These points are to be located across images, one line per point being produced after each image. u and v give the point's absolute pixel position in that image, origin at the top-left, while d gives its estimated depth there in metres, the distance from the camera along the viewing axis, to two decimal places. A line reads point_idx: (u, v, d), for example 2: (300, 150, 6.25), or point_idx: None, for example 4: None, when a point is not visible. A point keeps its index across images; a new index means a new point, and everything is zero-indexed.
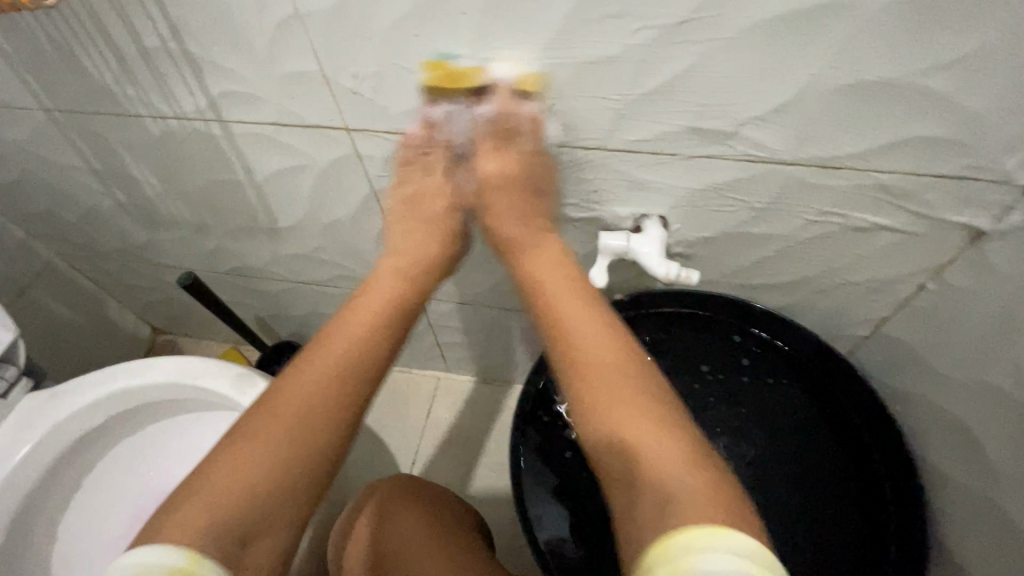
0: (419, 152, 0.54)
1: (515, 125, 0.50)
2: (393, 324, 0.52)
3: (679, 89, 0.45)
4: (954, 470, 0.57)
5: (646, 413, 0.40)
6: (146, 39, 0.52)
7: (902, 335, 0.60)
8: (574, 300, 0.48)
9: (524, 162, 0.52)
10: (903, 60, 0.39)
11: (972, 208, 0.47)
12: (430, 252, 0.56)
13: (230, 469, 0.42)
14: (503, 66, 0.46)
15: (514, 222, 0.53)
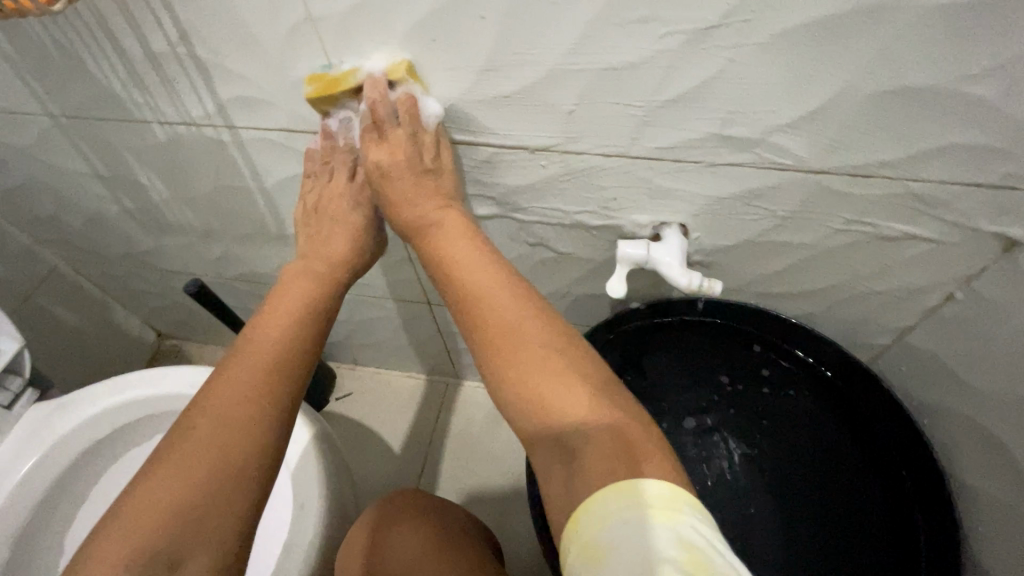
0: (322, 161, 0.56)
1: (387, 114, 0.48)
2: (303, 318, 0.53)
3: (704, 95, 0.43)
4: (988, 482, 0.56)
5: (558, 386, 0.40)
6: (154, 44, 0.51)
7: (928, 345, 0.59)
8: (483, 281, 0.46)
9: (406, 144, 0.49)
10: (945, 67, 0.38)
11: (1009, 218, 0.45)
12: (341, 252, 0.58)
13: (159, 481, 0.43)
14: (372, 62, 0.47)
15: (416, 202, 0.51)
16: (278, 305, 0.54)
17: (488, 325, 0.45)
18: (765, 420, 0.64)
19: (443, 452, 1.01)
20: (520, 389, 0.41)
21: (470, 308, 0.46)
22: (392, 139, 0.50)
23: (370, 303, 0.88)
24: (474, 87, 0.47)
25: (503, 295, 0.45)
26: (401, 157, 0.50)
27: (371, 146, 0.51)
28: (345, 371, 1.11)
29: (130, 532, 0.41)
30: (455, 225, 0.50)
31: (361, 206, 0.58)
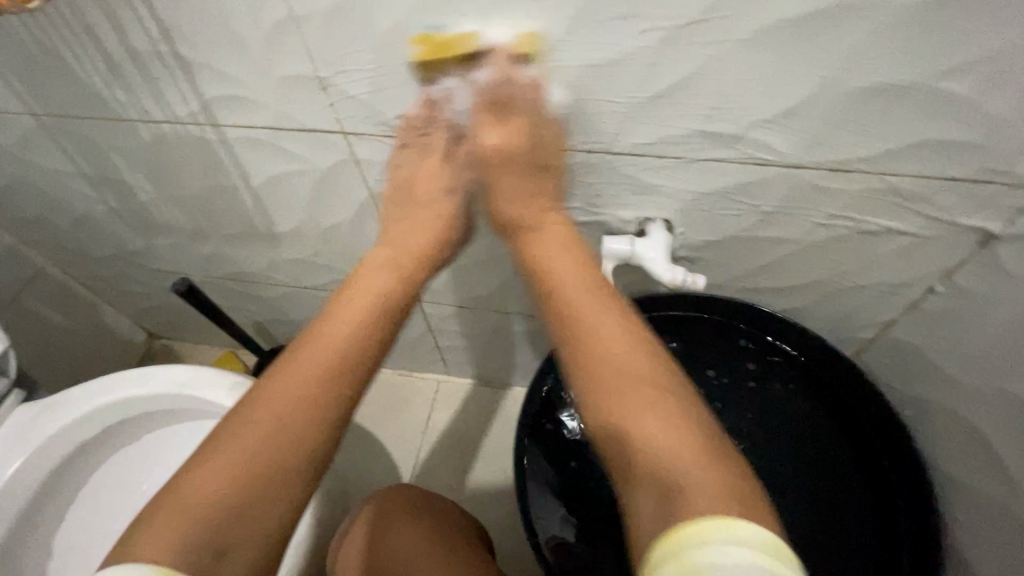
0: (418, 133, 0.51)
1: (514, 93, 0.45)
2: (376, 315, 0.48)
3: (686, 92, 0.43)
4: (967, 474, 0.56)
5: (658, 410, 0.37)
6: (136, 43, 0.51)
7: (910, 338, 0.60)
8: (582, 290, 0.45)
9: (529, 133, 0.47)
10: (918, 64, 0.38)
11: (986, 212, 0.46)
12: (422, 244, 0.53)
13: (208, 473, 0.40)
14: (498, 30, 0.42)
15: (525, 203, 0.49)
16: (353, 294, 0.49)
17: (584, 330, 0.43)
18: (752, 414, 0.63)
19: (434, 450, 1.01)
20: (615, 404, 0.39)
21: (565, 314, 0.44)
22: (512, 124, 0.47)
23: None
24: (458, 83, 0.47)
25: (606, 309, 0.44)
26: (522, 144, 0.47)
27: (485, 128, 0.47)
28: None
29: (174, 519, 0.38)
30: (563, 235, 0.49)
31: (457, 191, 0.53)
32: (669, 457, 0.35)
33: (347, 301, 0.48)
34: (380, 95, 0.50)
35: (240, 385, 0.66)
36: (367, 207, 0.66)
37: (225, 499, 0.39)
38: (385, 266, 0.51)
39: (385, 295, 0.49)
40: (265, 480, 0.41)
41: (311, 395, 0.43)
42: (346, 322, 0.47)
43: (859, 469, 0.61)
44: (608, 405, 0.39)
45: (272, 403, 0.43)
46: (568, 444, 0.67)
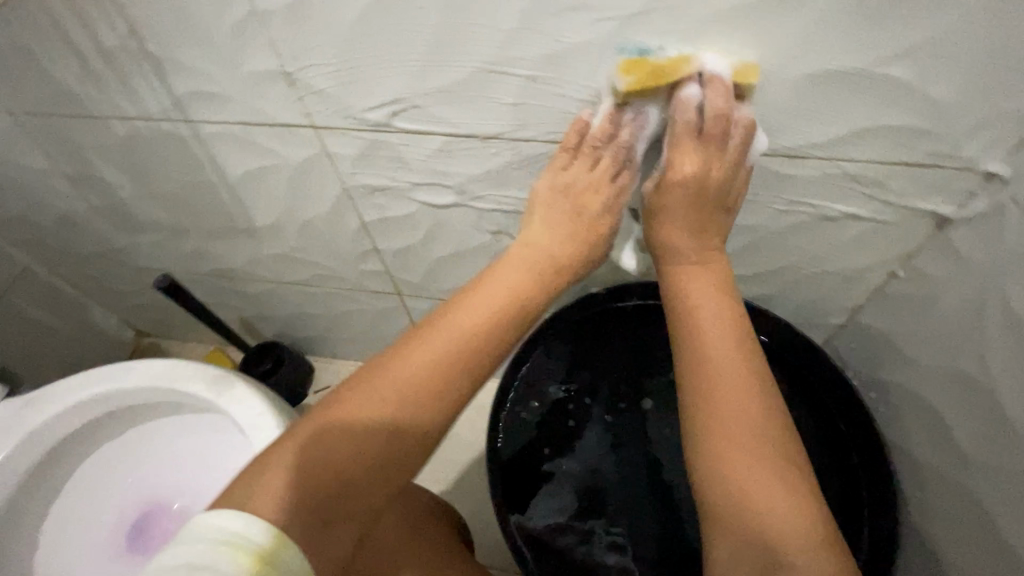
0: (591, 147, 0.48)
1: (717, 126, 0.43)
2: (510, 326, 0.46)
3: (687, 92, 0.43)
4: (929, 456, 0.55)
5: (761, 459, 0.40)
6: (105, 39, 0.52)
7: (876, 323, 0.61)
8: (719, 310, 0.45)
9: (726, 169, 0.45)
10: (861, 50, 0.39)
11: (938, 195, 0.47)
12: (571, 251, 0.50)
13: (328, 455, 0.40)
14: (712, 58, 0.41)
15: (681, 229, 0.47)
16: (491, 294, 0.46)
17: (711, 355, 0.43)
18: None
19: None
20: (723, 439, 0.41)
21: (690, 338, 0.45)
22: (713, 156, 0.44)
23: (344, 295, 0.88)
24: (421, 75, 0.48)
25: (739, 340, 0.44)
26: (715, 176, 0.45)
27: (687, 152, 0.45)
28: (324, 365, 1.12)
29: (288, 475, 0.40)
30: (707, 260, 0.47)
31: (610, 214, 0.50)
32: (767, 513, 0.38)
33: (480, 304, 0.45)
34: (347, 88, 0.51)
35: (219, 379, 0.65)
36: (343, 201, 0.67)
37: (337, 484, 0.41)
38: (517, 268, 0.48)
39: (523, 303, 0.47)
40: (371, 477, 0.41)
41: (434, 409, 0.42)
42: (490, 334, 0.44)
43: (826, 452, 0.61)
44: (720, 440, 0.41)
45: (399, 399, 0.41)
46: (541, 433, 0.68)
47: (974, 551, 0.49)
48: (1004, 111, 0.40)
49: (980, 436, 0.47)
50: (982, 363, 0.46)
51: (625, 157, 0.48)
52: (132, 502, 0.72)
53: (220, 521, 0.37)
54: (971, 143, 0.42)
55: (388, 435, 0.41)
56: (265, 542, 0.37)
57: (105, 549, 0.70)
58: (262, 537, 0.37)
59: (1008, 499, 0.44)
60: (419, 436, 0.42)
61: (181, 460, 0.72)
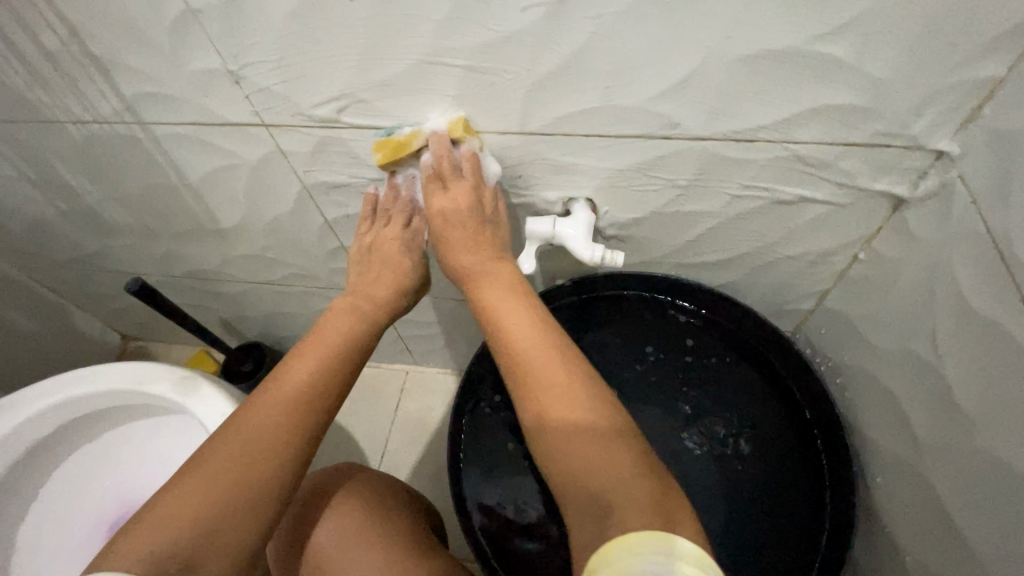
0: (384, 208, 0.59)
1: (452, 169, 0.51)
2: (339, 357, 0.52)
3: (425, 158, 0.53)
4: (885, 440, 0.54)
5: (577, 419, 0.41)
6: (48, 43, 0.52)
7: (841, 308, 0.60)
8: (517, 318, 0.48)
9: (472, 198, 0.51)
10: (797, 29, 0.38)
11: (892, 175, 0.46)
12: (387, 293, 0.58)
13: (177, 498, 0.42)
14: (432, 120, 0.50)
15: (468, 252, 0.52)
16: (319, 339, 0.53)
17: (518, 346, 0.46)
18: (691, 387, 0.64)
19: (402, 439, 1.02)
20: (547, 413, 0.42)
21: (502, 343, 0.47)
22: (455, 189, 0.51)
23: (318, 294, 0.88)
24: (360, 70, 0.47)
25: (540, 330, 0.47)
26: (466, 203, 0.51)
27: (435, 195, 0.52)
28: None
29: (146, 527, 0.41)
30: (502, 274, 0.51)
31: (412, 251, 0.58)
32: (597, 468, 0.38)
33: (307, 350, 0.52)
34: (291, 85, 0.50)
35: (186, 380, 0.65)
36: (302, 199, 0.66)
37: (188, 528, 0.41)
38: (350, 314, 0.55)
39: (352, 338, 0.54)
40: (227, 515, 0.42)
41: (281, 438, 0.46)
42: (316, 366, 0.50)
43: (791, 434, 0.61)
44: (545, 415, 0.42)
45: (246, 435, 0.45)
46: (504, 426, 0.66)
47: (927, 536, 0.48)
48: (949, 86, 0.39)
49: (932, 419, 0.46)
50: (934, 345, 0.46)
51: (412, 207, 0.58)
52: (113, 503, 0.73)
53: None
54: (919, 121, 0.42)
55: (233, 467, 0.43)
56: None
57: (87, 550, 0.71)
58: None
59: (958, 481, 0.44)
60: (270, 465, 0.44)
61: (160, 461, 0.73)
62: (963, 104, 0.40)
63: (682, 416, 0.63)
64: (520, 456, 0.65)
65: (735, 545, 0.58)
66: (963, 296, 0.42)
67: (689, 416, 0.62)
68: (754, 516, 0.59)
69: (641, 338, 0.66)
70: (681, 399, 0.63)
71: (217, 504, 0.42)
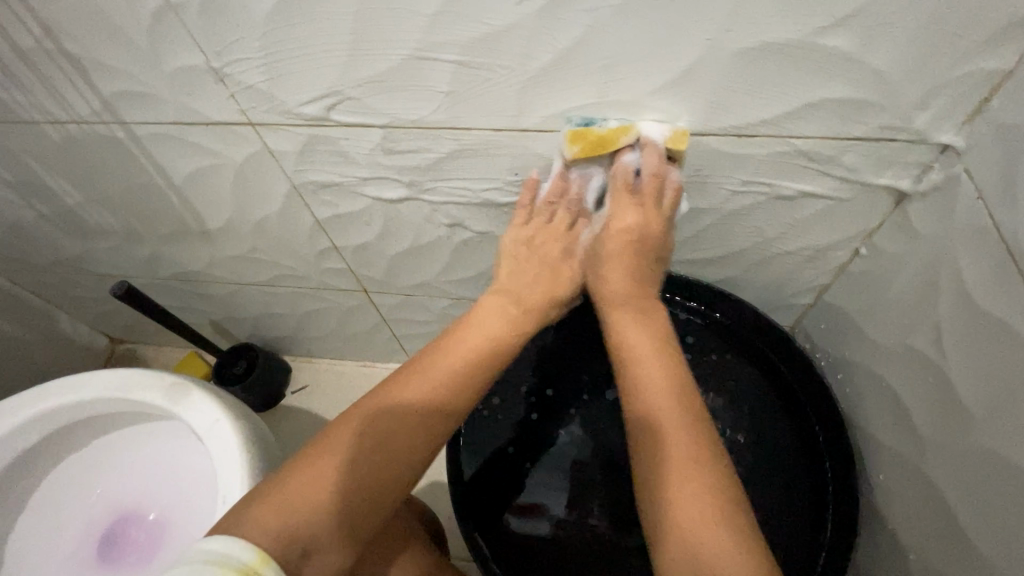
0: (549, 202, 0.53)
1: (654, 184, 0.49)
2: (485, 367, 0.49)
3: (625, 157, 0.49)
4: (884, 435, 0.54)
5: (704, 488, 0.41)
6: (20, 40, 0.50)
7: (841, 303, 0.59)
8: (653, 347, 0.48)
9: (662, 222, 0.51)
10: (798, 21, 0.37)
11: (894, 169, 0.45)
12: (540, 297, 0.54)
13: (315, 477, 0.42)
14: (650, 126, 0.46)
15: (623, 278, 0.51)
16: (466, 340, 0.50)
17: (653, 393, 0.45)
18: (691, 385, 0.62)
19: None
20: (675, 471, 0.42)
21: (633, 376, 0.47)
22: (650, 210, 0.50)
23: (311, 294, 0.87)
24: (349, 66, 0.46)
25: (677, 377, 0.46)
26: (654, 226, 0.51)
27: (626, 207, 0.50)
28: (300, 365, 1.10)
29: (282, 504, 0.41)
30: (650, 314, 0.50)
31: (574, 254, 0.55)
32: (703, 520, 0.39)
33: (453, 349, 0.49)
34: (277, 83, 0.49)
35: (175, 387, 0.64)
36: (292, 199, 0.64)
37: (316, 515, 0.41)
38: (502, 317, 0.52)
39: (495, 346, 0.50)
40: (348, 507, 0.42)
41: (411, 448, 0.45)
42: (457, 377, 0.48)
43: (792, 431, 0.60)
44: (672, 473, 0.42)
45: (388, 430, 0.45)
46: (503, 429, 0.65)
47: (927, 532, 0.49)
48: (954, 77, 0.38)
49: (935, 417, 0.46)
50: (937, 342, 0.45)
51: (578, 210, 0.54)
52: (103, 511, 0.71)
53: (209, 544, 0.36)
54: (922, 114, 0.41)
55: (366, 463, 0.44)
56: (250, 562, 0.36)
57: (79, 560, 0.69)
58: (248, 558, 0.36)
59: (961, 479, 0.44)
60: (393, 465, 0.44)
61: (151, 467, 0.72)
62: (967, 97, 0.39)
63: None
64: (520, 460, 0.64)
65: None
66: (966, 293, 0.42)
67: None
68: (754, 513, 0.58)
69: None
70: None
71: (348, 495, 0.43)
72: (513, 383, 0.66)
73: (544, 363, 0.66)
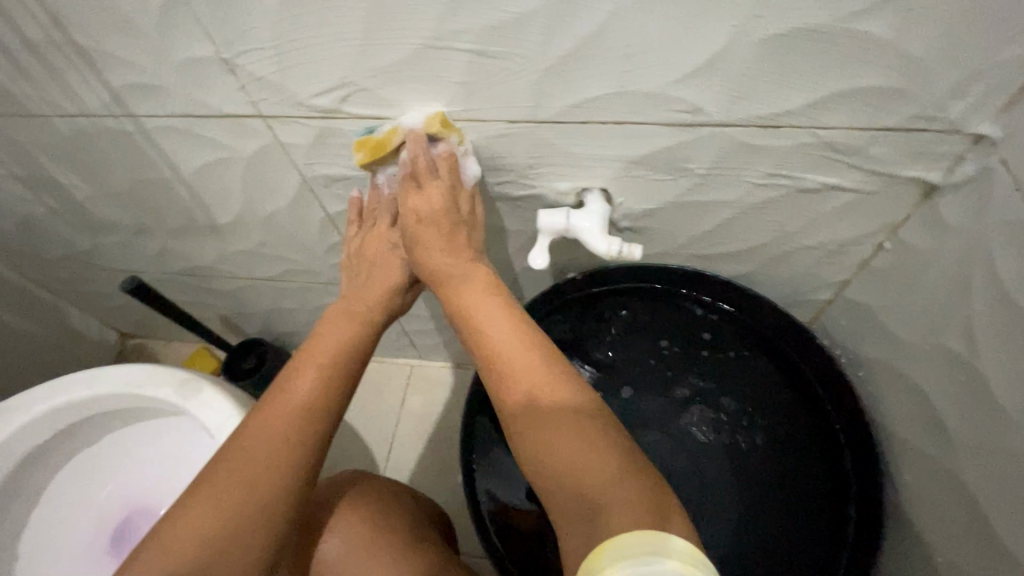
0: (371, 210, 0.56)
1: (427, 168, 0.48)
2: (340, 365, 0.50)
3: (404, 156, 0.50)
4: (910, 434, 0.53)
5: (563, 421, 0.39)
6: (29, 32, 0.49)
7: (862, 299, 0.58)
8: (492, 316, 0.46)
9: (448, 200, 0.49)
10: (832, 6, 0.35)
11: (925, 161, 0.44)
12: (378, 295, 0.55)
13: (192, 520, 0.42)
14: (411, 116, 0.49)
15: (440, 254, 0.50)
16: (315, 350, 0.51)
17: (499, 354, 0.44)
18: (707, 383, 0.62)
19: (408, 435, 1.00)
20: (536, 420, 0.40)
21: (482, 349, 0.45)
22: (429, 188, 0.49)
23: (319, 289, 0.86)
24: (361, 56, 0.45)
25: (519, 335, 0.44)
26: (439, 204, 0.49)
27: (409, 194, 0.50)
28: None
29: (168, 551, 0.41)
30: (483, 278, 0.49)
31: (400, 247, 0.56)
32: (576, 461, 0.37)
33: (302, 360, 0.50)
34: (287, 74, 0.48)
35: (186, 383, 0.63)
36: (301, 193, 0.64)
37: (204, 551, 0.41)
38: (348, 319, 0.54)
39: (348, 343, 0.52)
40: (239, 531, 0.42)
41: (287, 458, 0.45)
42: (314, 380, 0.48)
43: (811, 430, 0.59)
44: (535, 424, 0.40)
45: (254, 450, 0.44)
46: None
47: (956, 535, 0.47)
48: (994, 64, 0.36)
49: (968, 417, 0.45)
50: (970, 340, 0.44)
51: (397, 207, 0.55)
52: (116, 506, 0.71)
53: None
54: (959, 104, 0.39)
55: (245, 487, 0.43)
56: None
57: (93, 554, 0.69)
58: None
59: (994, 481, 0.43)
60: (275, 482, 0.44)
61: (164, 461, 0.71)
62: (1007, 84, 0.37)
63: (702, 415, 0.61)
64: None
65: (756, 546, 0.57)
66: (1002, 289, 0.40)
67: (707, 413, 0.61)
68: (773, 512, 0.58)
69: (657, 331, 0.64)
70: (698, 394, 0.62)
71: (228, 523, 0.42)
72: None
73: None
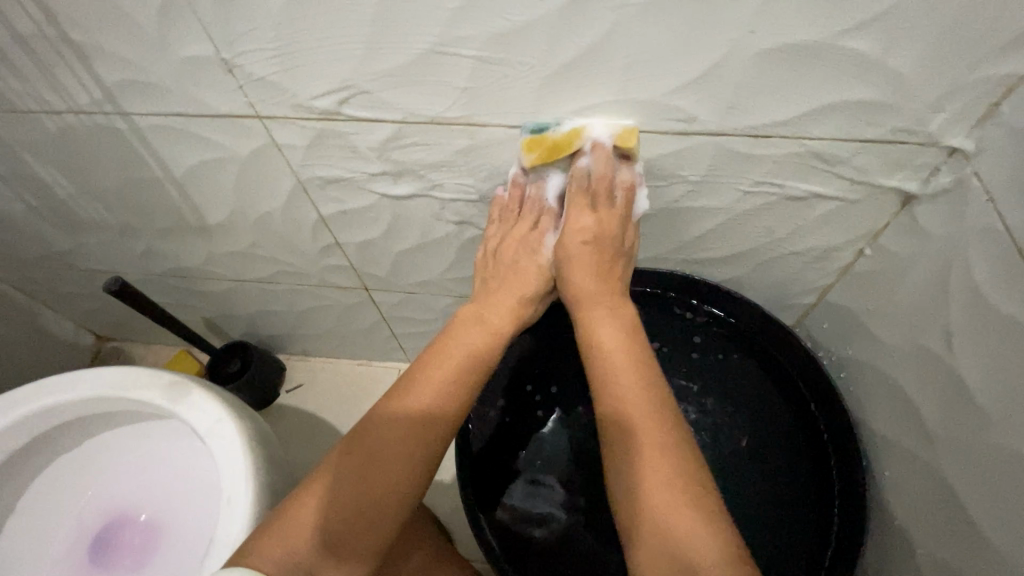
0: (511, 211, 0.55)
1: (606, 188, 0.50)
2: (468, 374, 0.49)
3: (581, 160, 0.50)
4: (892, 430, 0.55)
5: (675, 480, 0.40)
6: (20, 26, 0.48)
7: (844, 303, 0.60)
8: (621, 346, 0.47)
9: (618, 224, 0.52)
10: (820, 23, 0.37)
11: (904, 172, 0.46)
12: (510, 301, 0.54)
13: (322, 498, 0.43)
14: (600, 125, 0.47)
15: (587, 277, 0.51)
16: (447, 353, 0.49)
17: (622, 390, 0.44)
18: (696, 385, 0.63)
19: None
20: (644, 468, 0.41)
21: (603, 377, 0.46)
22: (603, 212, 0.51)
23: (309, 292, 0.85)
24: (365, 59, 0.45)
25: (644, 377, 0.45)
26: (610, 228, 0.52)
27: (580, 210, 0.52)
28: (295, 364, 1.08)
29: (297, 528, 0.43)
30: (616, 310, 0.50)
31: (539, 252, 0.54)
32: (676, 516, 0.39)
33: (437, 363, 0.48)
34: (290, 75, 0.48)
35: (174, 386, 0.62)
36: (295, 195, 0.63)
37: (319, 537, 0.42)
38: (478, 325, 0.52)
39: (478, 351, 0.50)
40: (354, 526, 0.43)
41: (408, 461, 0.44)
42: (445, 386, 0.47)
43: (798, 429, 0.61)
44: (638, 471, 0.41)
45: (382, 449, 0.44)
46: (513, 430, 0.66)
47: (940, 527, 0.49)
48: (968, 82, 0.39)
49: (949, 415, 0.47)
50: (948, 341, 0.46)
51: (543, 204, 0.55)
52: (96, 514, 0.69)
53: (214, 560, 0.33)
54: (936, 117, 0.42)
55: (365, 485, 0.43)
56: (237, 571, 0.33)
57: (71, 563, 0.67)
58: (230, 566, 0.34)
59: (971, 475, 0.45)
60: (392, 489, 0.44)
61: (147, 467, 0.70)
62: (981, 101, 0.40)
63: (696, 416, 0.62)
64: (530, 462, 0.65)
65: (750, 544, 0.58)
66: (978, 294, 0.43)
67: (698, 411, 0.62)
68: (763, 508, 0.59)
69: (649, 335, 0.65)
70: (691, 395, 0.63)
71: (346, 514, 0.43)
72: (520, 382, 0.67)
73: (550, 362, 0.67)
